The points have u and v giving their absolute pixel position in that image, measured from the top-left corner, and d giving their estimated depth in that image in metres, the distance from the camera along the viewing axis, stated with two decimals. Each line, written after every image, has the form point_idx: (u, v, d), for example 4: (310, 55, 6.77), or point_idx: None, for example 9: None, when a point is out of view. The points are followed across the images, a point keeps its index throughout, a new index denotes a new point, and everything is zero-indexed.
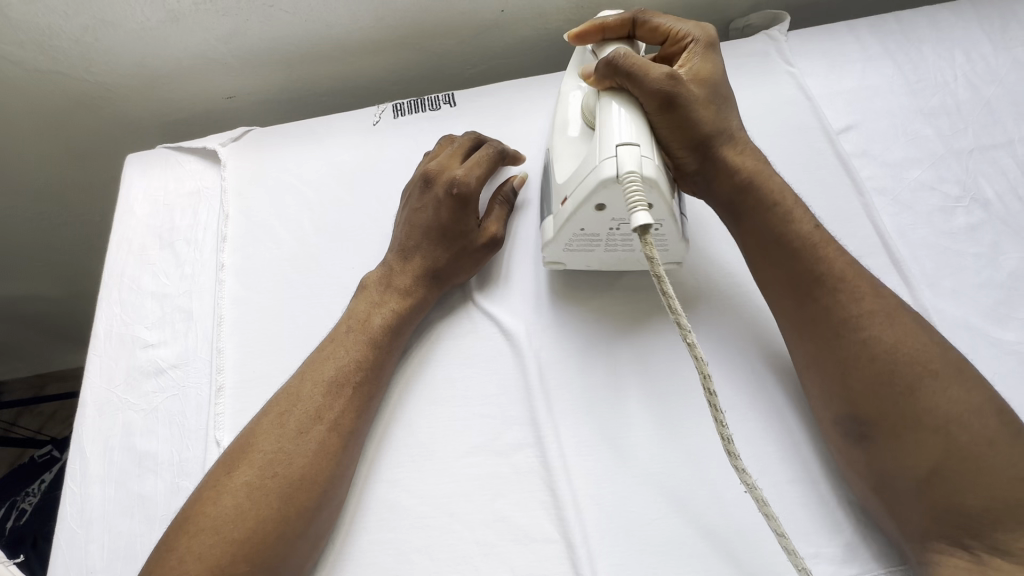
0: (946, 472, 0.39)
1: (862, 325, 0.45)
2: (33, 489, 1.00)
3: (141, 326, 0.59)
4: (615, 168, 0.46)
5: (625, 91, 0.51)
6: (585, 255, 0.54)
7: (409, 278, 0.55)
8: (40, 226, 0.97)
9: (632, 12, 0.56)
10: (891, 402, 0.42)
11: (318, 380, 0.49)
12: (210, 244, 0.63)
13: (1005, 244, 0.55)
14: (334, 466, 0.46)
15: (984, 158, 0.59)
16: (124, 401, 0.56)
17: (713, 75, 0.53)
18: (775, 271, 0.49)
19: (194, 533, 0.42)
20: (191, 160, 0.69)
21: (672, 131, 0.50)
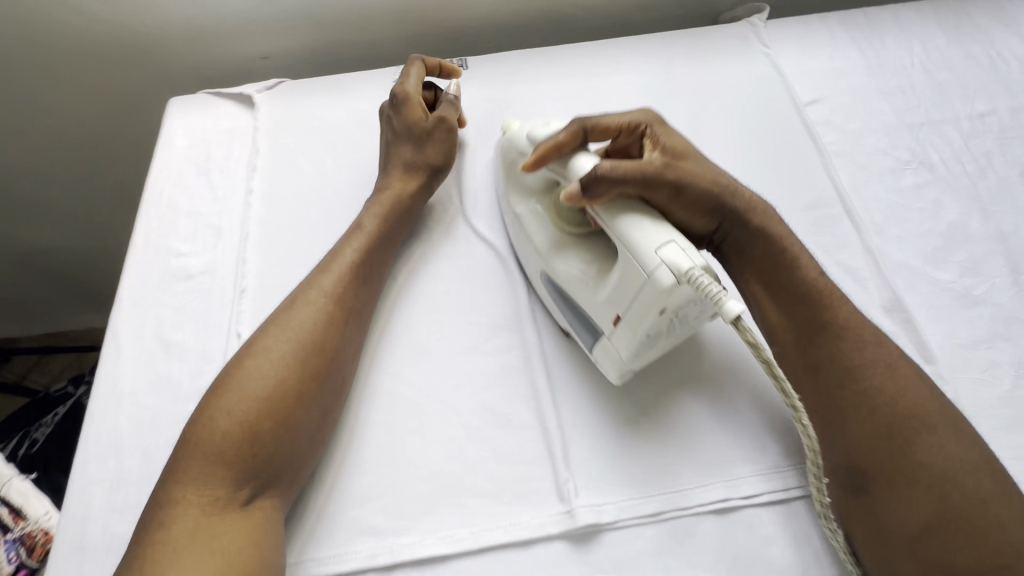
0: (938, 529, 0.43)
1: (864, 378, 0.49)
2: (46, 420, 1.06)
3: (175, 238, 0.67)
4: (671, 275, 0.44)
5: (625, 200, 0.50)
6: (649, 354, 0.52)
7: (387, 184, 0.63)
8: (86, 166, 1.07)
9: (575, 123, 0.55)
10: (886, 458, 0.46)
11: (327, 268, 0.56)
12: (241, 173, 0.71)
13: (946, 201, 0.62)
14: (338, 335, 0.53)
15: (932, 130, 0.66)
16: (157, 298, 0.63)
17: (687, 148, 0.57)
18: (783, 318, 0.53)
19: (221, 395, 0.48)
20: (228, 104, 0.77)
21: (683, 209, 0.53)
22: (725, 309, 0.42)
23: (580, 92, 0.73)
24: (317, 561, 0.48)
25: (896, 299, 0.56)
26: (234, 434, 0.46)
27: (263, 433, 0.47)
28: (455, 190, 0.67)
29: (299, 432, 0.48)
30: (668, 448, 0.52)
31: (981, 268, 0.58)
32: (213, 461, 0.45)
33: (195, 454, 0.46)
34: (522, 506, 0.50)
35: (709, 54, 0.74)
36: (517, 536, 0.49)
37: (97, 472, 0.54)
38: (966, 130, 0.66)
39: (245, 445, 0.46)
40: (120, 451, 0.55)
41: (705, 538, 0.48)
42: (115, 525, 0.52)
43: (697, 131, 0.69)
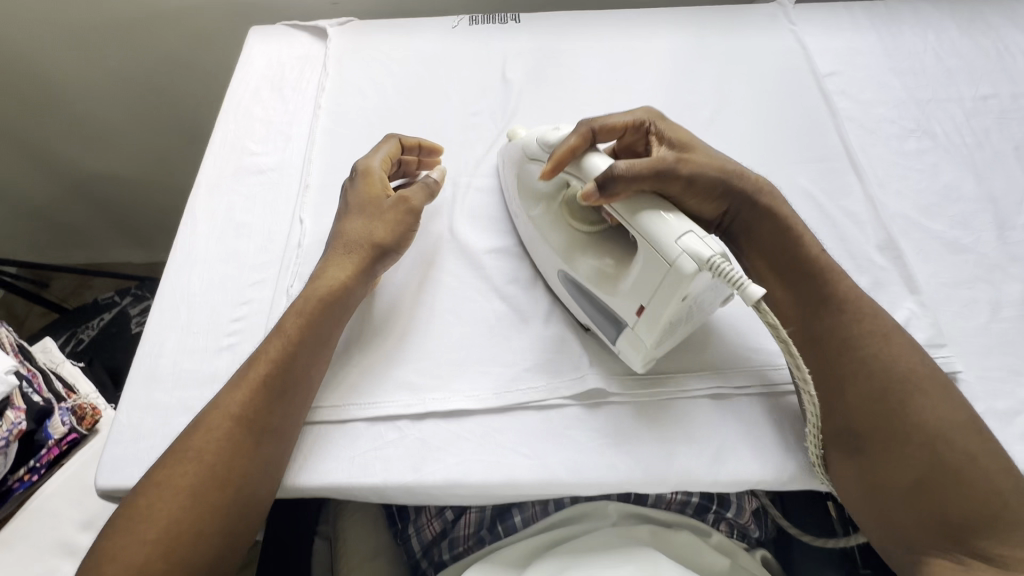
0: (932, 484, 0.47)
1: (862, 346, 0.53)
2: (93, 323, 1.14)
3: (249, 139, 0.75)
4: (693, 262, 0.46)
5: (641, 195, 0.52)
6: (668, 339, 0.54)
7: (325, 275, 0.59)
8: (164, 92, 1.18)
9: (584, 124, 0.57)
10: (883, 422, 0.50)
11: (241, 383, 0.53)
12: (311, 93, 0.79)
13: (944, 165, 0.68)
14: (244, 460, 0.50)
15: (937, 107, 0.73)
16: (230, 187, 0.71)
17: (690, 137, 0.60)
18: (786, 294, 0.57)
19: (113, 535, 0.47)
20: (303, 35, 0.86)
21: (694, 194, 0.56)
22: (747, 293, 0.45)
23: (621, 50, 0.81)
24: (357, 406, 0.56)
25: (890, 240, 0.62)
26: (122, 571, 0.45)
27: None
28: (501, 123, 0.75)
29: (197, 566, 0.46)
30: (689, 428, 0.55)
31: (970, 223, 0.64)
32: None
33: None
34: (540, 375, 0.57)
35: (741, 28, 0.82)
36: (532, 401, 0.56)
37: (169, 320, 0.61)
38: (969, 109, 0.73)
39: None
40: (192, 305, 0.62)
41: (699, 418, 0.55)
42: (182, 363, 0.59)
43: (724, 91, 0.76)
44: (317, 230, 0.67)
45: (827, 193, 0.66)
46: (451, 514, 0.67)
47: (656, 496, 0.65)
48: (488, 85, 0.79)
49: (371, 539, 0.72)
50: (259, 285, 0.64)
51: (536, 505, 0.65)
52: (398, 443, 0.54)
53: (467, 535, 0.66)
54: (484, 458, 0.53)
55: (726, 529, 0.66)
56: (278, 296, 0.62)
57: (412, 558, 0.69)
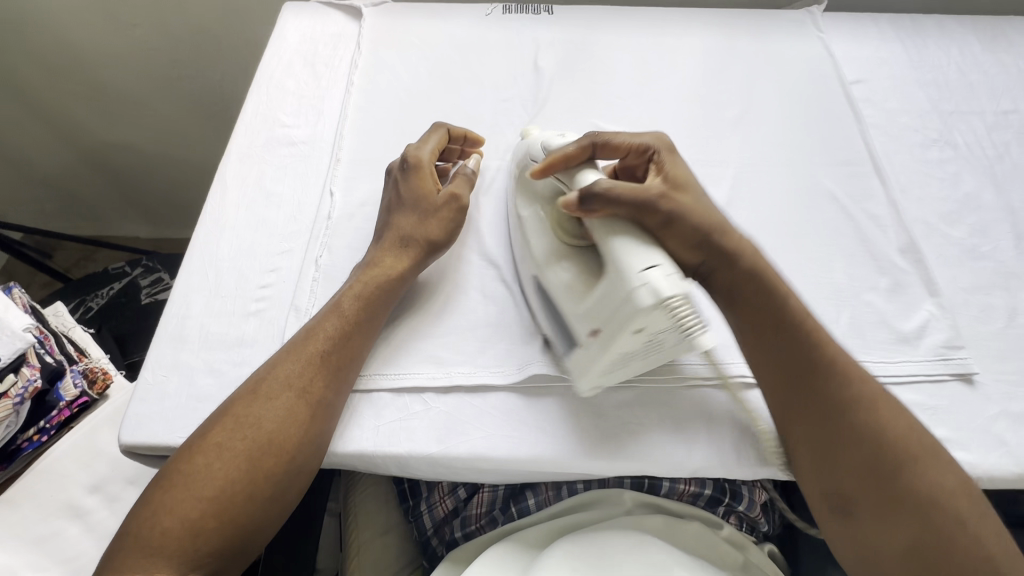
0: (923, 551, 0.45)
1: (852, 408, 0.50)
2: (103, 291, 1.14)
3: (281, 112, 0.75)
4: (652, 296, 0.44)
5: (619, 222, 0.50)
6: (617, 372, 0.52)
7: (386, 257, 0.59)
8: (186, 69, 1.18)
9: (587, 138, 0.57)
10: (873, 488, 0.48)
11: (297, 353, 0.53)
12: (344, 70, 0.80)
13: (965, 174, 0.70)
14: (300, 432, 0.50)
15: (960, 118, 0.75)
16: (261, 157, 0.71)
17: (688, 178, 0.56)
18: (772, 352, 0.53)
19: (168, 487, 0.48)
20: (337, 13, 0.86)
21: (670, 238, 0.53)
22: (698, 341, 0.47)
23: (651, 47, 0.82)
24: (384, 376, 0.56)
25: (913, 243, 0.64)
26: (173, 531, 0.46)
27: (206, 531, 0.46)
28: (532, 109, 0.76)
29: (247, 527, 0.48)
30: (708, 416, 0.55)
31: (989, 231, 0.66)
32: (150, 554, 0.45)
33: (135, 548, 0.46)
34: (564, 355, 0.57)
35: (771, 32, 0.83)
36: (556, 380, 0.56)
37: (198, 284, 0.62)
38: (990, 122, 0.74)
39: (184, 539, 0.46)
40: (219, 270, 0.63)
41: (721, 405, 0.56)
42: (210, 325, 0.59)
43: (752, 92, 0.77)
44: (346, 204, 0.67)
45: (851, 195, 0.68)
46: (463, 493, 0.67)
47: (669, 487, 0.65)
48: (520, 73, 0.79)
49: (382, 516, 0.71)
50: (287, 254, 0.64)
51: (550, 489, 0.66)
52: (422, 416, 0.55)
53: (479, 515, 0.66)
54: (508, 433, 0.54)
55: (735, 522, 0.66)
56: (307, 265, 0.63)
57: (421, 535, 0.68)
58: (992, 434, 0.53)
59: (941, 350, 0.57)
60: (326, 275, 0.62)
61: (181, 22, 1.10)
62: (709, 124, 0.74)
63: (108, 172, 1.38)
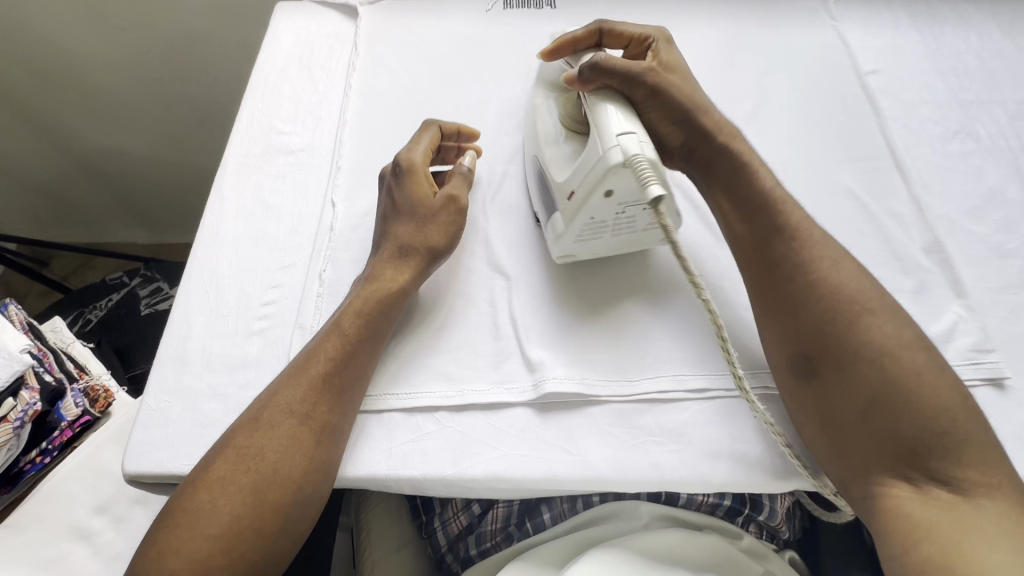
0: (883, 403, 0.46)
1: (813, 269, 0.52)
2: (101, 304, 1.11)
3: (278, 118, 0.73)
4: (621, 155, 0.49)
5: (609, 88, 0.57)
6: (592, 243, 0.57)
7: (387, 272, 0.57)
8: (180, 73, 1.16)
9: (595, 24, 0.64)
10: (830, 341, 0.49)
11: (296, 377, 0.52)
12: (341, 72, 0.77)
13: (988, 167, 0.67)
14: (305, 460, 0.48)
15: (981, 109, 0.72)
16: (259, 167, 0.69)
17: (679, 64, 0.63)
18: (744, 226, 0.56)
19: (172, 528, 0.46)
20: (332, 12, 0.83)
21: (658, 113, 0.59)
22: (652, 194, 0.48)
23: None
24: (395, 396, 0.54)
25: (937, 241, 0.61)
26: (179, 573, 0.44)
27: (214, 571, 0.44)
28: None
29: (257, 564, 0.46)
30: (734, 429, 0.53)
31: (1015, 226, 0.63)
32: None
33: None
34: (579, 369, 0.55)
35: (782, 22, 0.80)
36: (572, 396, 0.54)
37: (198, 303, 0.60)
38: (1012, 111, 0.72)
39: None
40: (220, 288, 0.60)
41: (746, 418, 0.54)
42: (213, 346, 0.57)
43: (765, 85, 0.74)
44: (349, 214, 0.65)
45: (872, 193, 0.65)
46: (477, 509, 0.66)
47: (687, 497, 0.64)
48: (523, 72, 0.76)
49: (394, 534, 0.69)
50: (289, 268, 0.62)
51: (565, 502, 0.65)
52: (435, 436, 0.53)
53: (494, 531, 0.64)
54: (524, 452, 0.52)
55: (755, 531, 0.65)
56: (310, 280, 0.61)
57: (435, 551, 0.67)
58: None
59: (971, 354, 0.55)
60: (331, 290, 0.60)
61: (172, 23, 1.07)
62: (721, 120, 0.72)
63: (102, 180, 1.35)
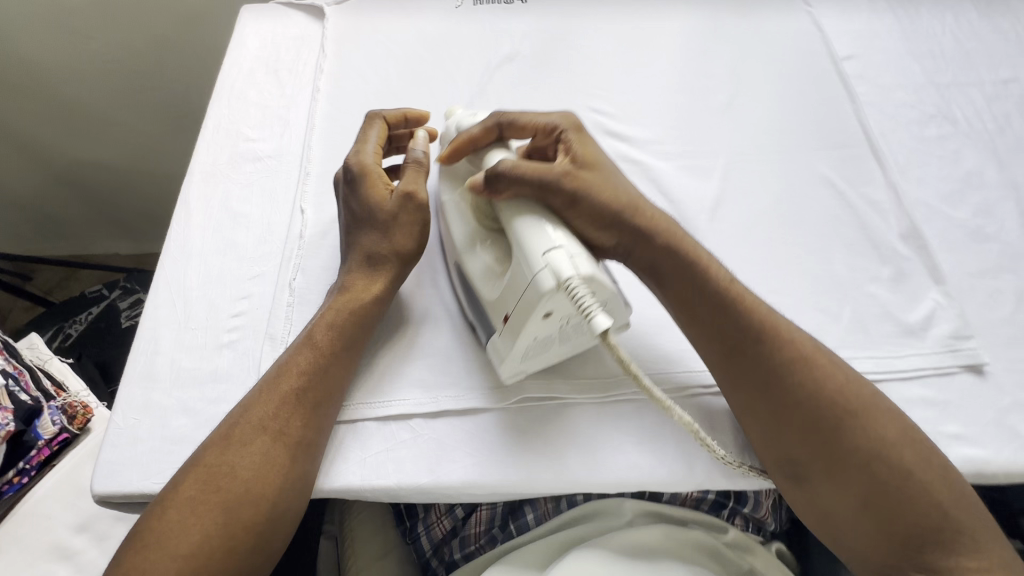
0: (874, 505, 0.46)
1: (789, 370, 0.49)
2: (81, 317, 1.10)
3: (245, 124, 0.71)
4: (552, 277, 0.45)
5: (525, 199, 0.51)
6: (539, 358, 0.53)
7: (357, 281, 0.56)
8: (152, 81, 1.14)
9: (493, 117, 0.57)
10: (818, 449, 0.47)
11: (268, 392, 0.51)
12: (309, 75, 0.75)
13: (965, 151, 0.67)
14: (279, 477, 0.48)
15: (957, 91, 0.71)
16: (226, 175, 0.67)
17: (597, 159, 0.55)
18: (698, 327, 0.51)
19: (140, 549, 0.45)
20: (298, 14, 0.81)
21: (582, 219, 0.52)
22: (595, 323, 0.44)
23: (631, 31, 0.77)
24: (369, 404, 0.54)
25: (915, 228, 0.61)
26: None
27: None
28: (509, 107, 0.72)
29: None
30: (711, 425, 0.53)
31: (993, 210, 0.63)
32: None
33: None
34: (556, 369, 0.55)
35: (756, 9, 0.79)
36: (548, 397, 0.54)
37: (166, 316, 0.58)
38: (989, 93, 0.71)
39: None
40: (188, 301, 0.59)
41: (724, 414, 0.54)
42: (182, 361, 0.56)
43: (740, 75, 0.73)
44: (319, 220, 0.64)
45: (849, 181, 0.65)
46: (460, 513, 0.65)
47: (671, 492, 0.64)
48: (494, 68, 0.75)
49: (381, 537, 0.69)
50: (259, 279, 0.60)
51: (549, 502, 0.64)
52: (411, 444, 0.52)
53: (478, 534, 0.64)
54: (501, 456, 0.51)
55: (741, 524, 0.65)
56: (280, 290, 0.59)
57: (421, 556, 0.67)
58: (1006, 427, 0.51)
59: (949, 341, 0.55)
60: (301, 299, 0.59)
61: (141, 30, 1.05)
62: (696, 111, 0.71)
63: (77, 191, 1.33)
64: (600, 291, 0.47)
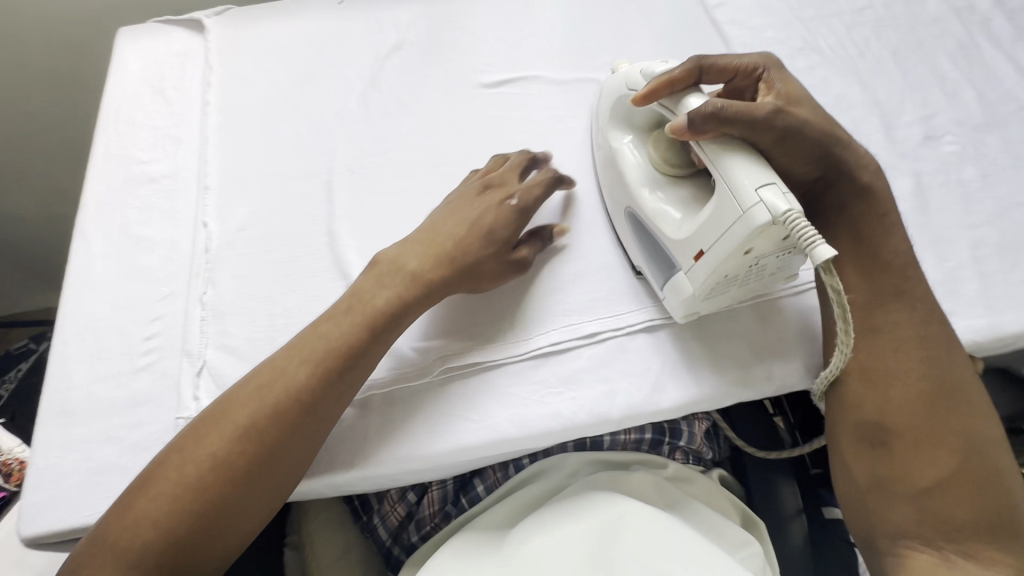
0: (947, 486, 0.48)
1: (925, 348, 0.50)
2: (8, 375, 1.05)
3: (135, 148, 0.70)
4: (767, 213, 0.44)
5: (733, 139, 0.49)
6: (717, 300, 0.54)
7: (424, 262, 0.55)
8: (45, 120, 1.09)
9: (692, 61, 0.53)
10: (919, 420, 0.49)
11: (309, 361, 0.50)
12: (197, 89, 0.74)
13: (832, 77, 0.71)
14: (295, 439, 0.48)
15: (821, 23, 0.76)
16: (123, 201, 0.66)
17: (800, 95, 0.54)
18: (858, 280, 0.53)
19: (152, 491, 0.46)
20: (178, 30, 0.80)
21: (789, 155, 0.51)
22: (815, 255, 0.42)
23: (514, 5, 0.79)
24: None
25: None
26: (150, 540, 0.44)
27: (184, 538, 0.45)
28: (404, 94, 0.72)
29: (217, 539, 0.46)
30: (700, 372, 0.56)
31: (861, 128, 0.67)
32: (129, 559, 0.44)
33: (109, 552, 0.44)
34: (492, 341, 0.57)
35: None
36: (472, 367, 0.56)
37: (77, 350, 0.57)
38: (849, 21, 0.76)
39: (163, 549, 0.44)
40: (97, 331, 0.58)
41: (636, 352, 0.57)
42: (97, 391, 0.55)
43: (622, 34, 0.76)
44: (223, 232, 0.63)
45: None
46: (413, 496, 0.66)
47: (611, 439, 0.65)
48: (386, 58, 0.75)
49: (343, 535, 0.71)
50: (169, 298, 0.60)
51: (497, 471, 0.66)
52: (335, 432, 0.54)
53: (432, 513, 0.66)
54: (429, 430, 0.54)
55: (682, 458, 0.67)
56: (191, 306, 0.59)
57: (380, 546, 0.68)
58: None
59: None
60: (214, 312, 0.59)
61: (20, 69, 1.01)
62: (582, 75, 0.73)
63: None
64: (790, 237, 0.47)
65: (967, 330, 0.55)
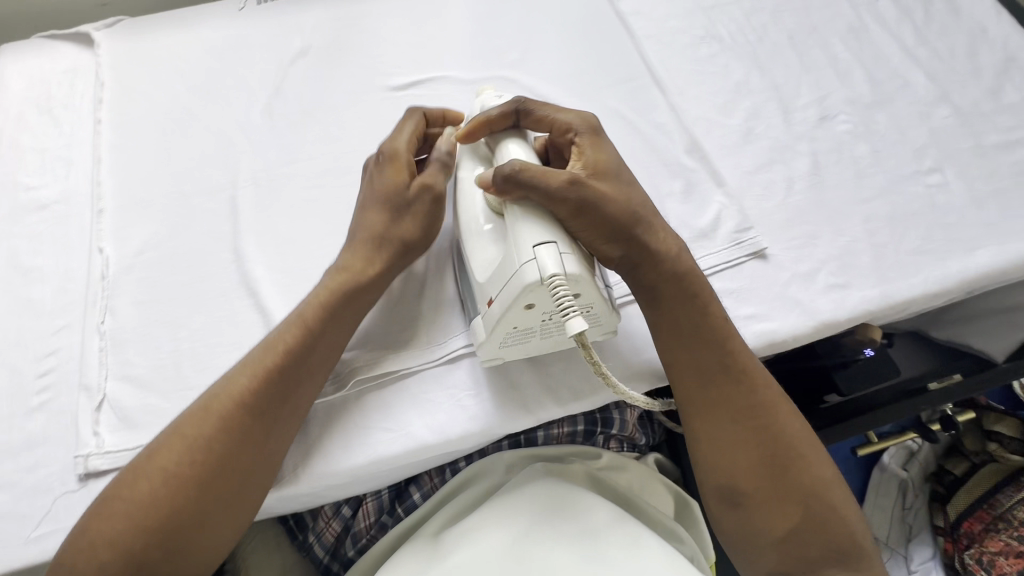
0: (799, 535, 0.48)
1: (757, 401, 0.50)
2: None
3: (22, 173, 0.66)
4: (536, 272, 0.44)
5: (525, 198, 0.48)
6: (521, 347, 0.53)
7: (354, 254, 0.55)
8: None
9: (513, 102, 0.54)
10: (764, 479, 0.49)
11: (251, 366, 0.50)
12: (87, 107, 0.70)
13: (732, 64, 0.73)
14: (251, 443, 0.48)
15: (721, 11, 0.78)
16: (9, 231, 0.62)
17: (609, 165, 0.52)
18: (665, 329, 0.52)
19: (107, 513, 0.45)
20: (65, 44, 0.75)
21: (589, 230, 0.48)
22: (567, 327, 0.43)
23: (420, 5, 0.78)
24: None
25: (694, 141, 0.67)
26: (109, 566, 0.43)
27: (151, 561, 0.44)
28: (309, 101, 0.71)
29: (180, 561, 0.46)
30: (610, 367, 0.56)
31: (760, 112, 0.70)
32: None
33: None
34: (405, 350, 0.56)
35: None
36: (386, 375, 0.55)
37: None
38: (747, 8, 0.78)
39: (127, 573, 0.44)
40: None
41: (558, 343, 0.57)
42: None
43: (529, 30, 0.76)
44: (121, 256, 0.60)
45: (637, 110, 0.69)
46: (348, 510, 0.65)
47: (543, 435, 0.65)
48: (289, 64, 0.73)
49: (280, 558, 0.68)
50: (64, 330, 0.57)
51: (434, 477, 0.65)
52: None
53: (368, 525, 0.64)
54: (343, 444, 0.53)
55: (615, 446, 0.68)
56: (88, 337, 0.56)
57: (320, 564, 0.66)
58: (788, 298, 0.58)
59: (734, 235, 0.61)
60: (114, 341, 0.56)
61: None
62: (490, 72, 0.73)
63: None
64: (582, 293, 0.47)
65: (861, 300, 0.58)
